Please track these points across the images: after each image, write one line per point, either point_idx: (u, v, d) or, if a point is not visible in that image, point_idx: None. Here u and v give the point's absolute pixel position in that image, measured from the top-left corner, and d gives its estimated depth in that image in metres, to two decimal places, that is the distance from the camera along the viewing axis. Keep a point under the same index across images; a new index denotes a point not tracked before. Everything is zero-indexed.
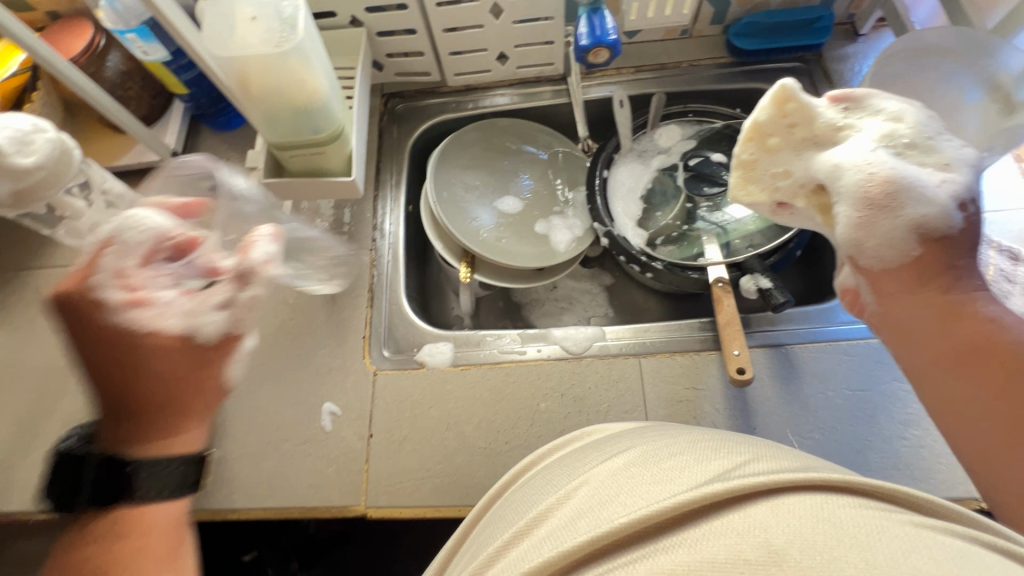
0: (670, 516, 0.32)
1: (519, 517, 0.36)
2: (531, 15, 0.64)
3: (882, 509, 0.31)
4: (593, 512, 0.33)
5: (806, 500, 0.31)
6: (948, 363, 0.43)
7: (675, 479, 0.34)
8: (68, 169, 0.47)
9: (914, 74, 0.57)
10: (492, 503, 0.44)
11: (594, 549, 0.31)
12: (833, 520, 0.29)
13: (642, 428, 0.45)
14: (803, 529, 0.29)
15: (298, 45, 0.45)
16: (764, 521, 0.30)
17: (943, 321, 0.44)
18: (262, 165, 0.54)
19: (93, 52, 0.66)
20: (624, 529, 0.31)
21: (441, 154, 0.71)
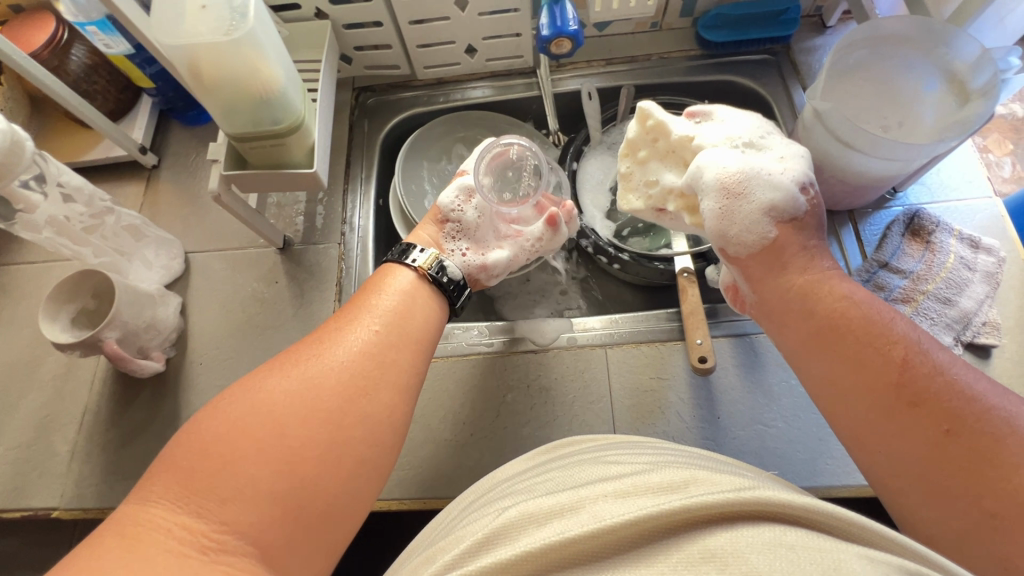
0: (629, 535, 0.33)
1: (473, 526, 0.37)
2: (497, 6, 0.64)
3: (841, 544, 0.30)
4: (557, 525, 0.34)
5: (765, 535, 0.31)
6: (813, 342, 0.46)
7: (638, 496, 0.35)
8: (20, 160, 0.46)
9: (875, 63, 0.58)
10: (456, 509, 0.45)
11: (551, 561, 0.33)
12: (788, 555, 0.29)
13: (620, 440, 0.45)
14: (758, 571, 0.29)
15: (250, 33, 0.45)
16: (722, 555, 0.31)
17: (781, 304, 0.48)
18: (222, 158, 0.54)
19: (56, 45, 0.65)
20: (581, 544, 0.33)
21: (410, 146, 0.73)
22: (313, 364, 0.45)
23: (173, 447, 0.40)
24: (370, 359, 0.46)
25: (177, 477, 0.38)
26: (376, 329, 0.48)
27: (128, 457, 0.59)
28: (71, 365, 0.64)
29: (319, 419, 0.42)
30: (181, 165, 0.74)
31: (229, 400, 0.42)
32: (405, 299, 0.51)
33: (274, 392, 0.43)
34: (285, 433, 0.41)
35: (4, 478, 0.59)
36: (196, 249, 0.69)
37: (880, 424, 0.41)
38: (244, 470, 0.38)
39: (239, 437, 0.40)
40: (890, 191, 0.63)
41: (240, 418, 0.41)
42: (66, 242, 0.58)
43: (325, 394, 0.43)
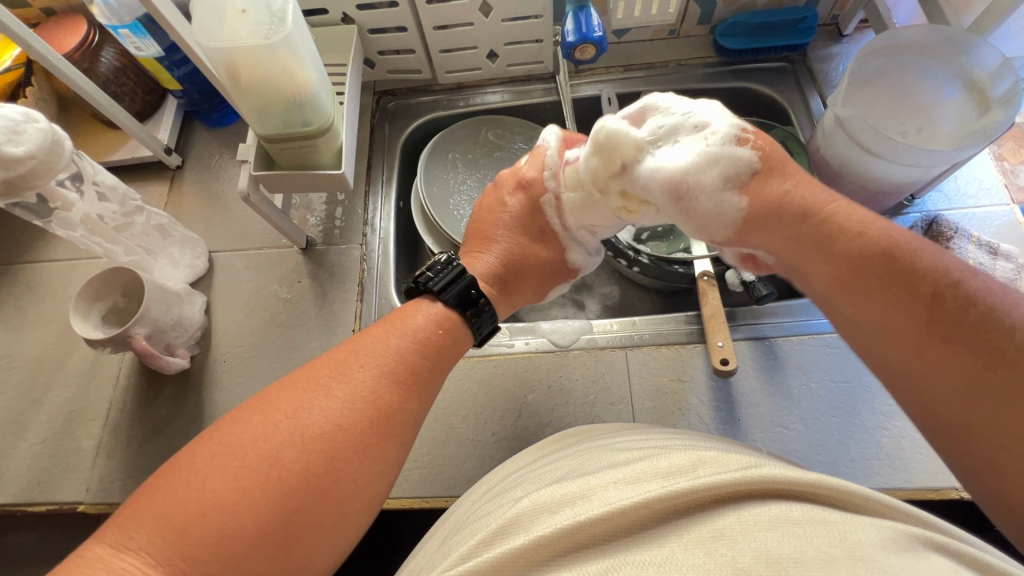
0: (640, 517, 0.34)
1: (492, 516, 0.37)
2: (520, 13, 0.65)
3: (850, 517, 0.32)
4: (569, 511, 0.34)
5: (774, 512, 0.32)
6: (837, 271, 0.41)
7: (647, 480, 0.36)
8: (59, 159, 0.47)
9: (893, 71, 0.60)
10: (466, 505, 0.44)
11: (564, 546, 0.33)
12: (795, 529, 0.31)
13: (624, 429, 0.46)
14: (768, 545, 0.30)
15: (287, 37, 0.46)
16: (732, 533, 0.31)
17: (796, 229, 0.44)
18: (252, 159, 0.54)
19: (87, 48, 0.67)
20: (593, 528, 0.33)
21: (431, 149, 0.73)
22: (321, 406, 0.40)
23: (160, 481, 0.36)
24: (383, 411, 0.42)
25: (156, 521, 0.34)
26: (394, 379, 0.44)
27: (152, 453, 0.60)
28: (97, 362, 0.64)
29: (318, 475, 0.37)
30: (205, 166, 0.75)
31: (227, 433, 0.38)
32: (428, 343, 0.47)
33: (275, 438, 0.38)
34: (279, 488, 0.36)
35: (30, 473, 0.60)
36: (220, 249, 0.70)
37: (924, 351, 0.37)
38: (232, 525, 0.34)
39: (230, 489, 0.35)
40: (908, 197, 0.63)
41: (242, 466, 0.36)
42: (97, 240, 0.59)
43: (331, 448, 0.39)
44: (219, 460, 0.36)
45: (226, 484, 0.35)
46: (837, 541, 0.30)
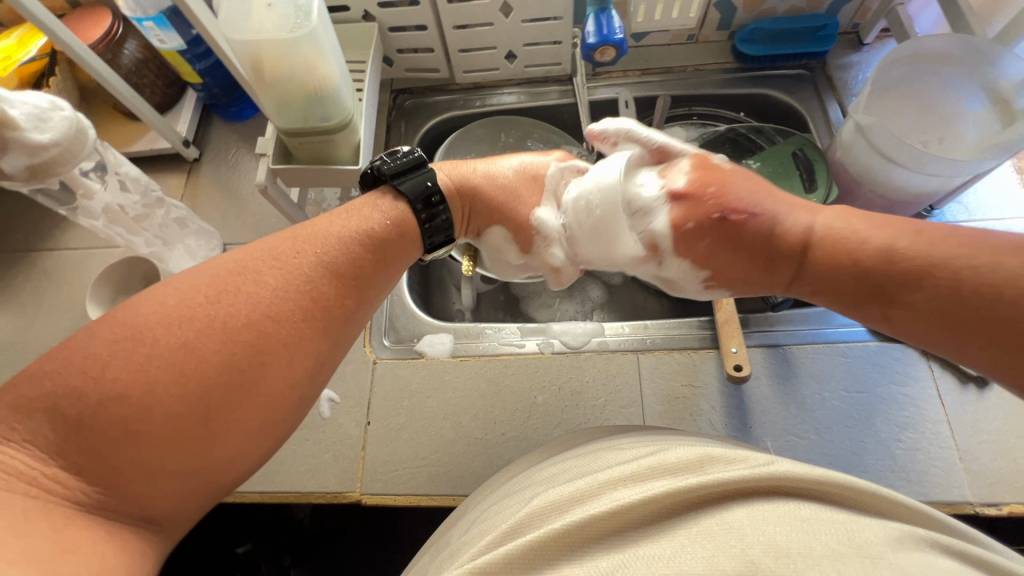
0: (647, 512, 0.34)
1: (505, 515, 0.37)
2: (540, 14, 0.65)
3: (855, 516, 0.33)
4: (578, 509, 0.35)
5: (780, 510, 0.33)
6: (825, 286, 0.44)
7: (656, 478, 0.36)
8: (83, 148, 0.47)
9: (915, 80, 0.59)
10: (479, 503, 0.45)
11: (575, 541, 0.33)
12: (804, 527, 0.31)
13: (633, 429, 0.46)
14: (777, 540, 0.31)
15: (311, 32, 0.47)
16: (740, 526, 0.32)
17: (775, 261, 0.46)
18: (271, 152, 0.54)
19: (110, 40, 0.67)
20: (602, 523, 0.34)
21: (448, 148, 0.74)
22: (266, 280, 0.40)
23: (46, 366, 0.34)
24: (319, 304, 0.41)
25: (52, 420, 0.33)
26: (333, 275, 0.43)
27: None
28: None
29: (238, 365, 0.37)
30: (222, 160, 0.75)
31: (144, 312, 0.37)
32: (375, 240, 0.46)
33: (193, 327, 0.37)
34: (209, 376, 0.36)
35: None
36: (234, 242, 0.70)
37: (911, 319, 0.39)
38: (140, 413, 0.34)
39: (139, 379, 0.34)
40: (927, 208, 0.62)
41: (151, 352, 0.35)
42: (118, 231, 0.60)
43: (260, 340, 0.38)
44: (122, 341, 0.35)
45: (139, 364, 0.34)
46: (846, 541, 0.30)
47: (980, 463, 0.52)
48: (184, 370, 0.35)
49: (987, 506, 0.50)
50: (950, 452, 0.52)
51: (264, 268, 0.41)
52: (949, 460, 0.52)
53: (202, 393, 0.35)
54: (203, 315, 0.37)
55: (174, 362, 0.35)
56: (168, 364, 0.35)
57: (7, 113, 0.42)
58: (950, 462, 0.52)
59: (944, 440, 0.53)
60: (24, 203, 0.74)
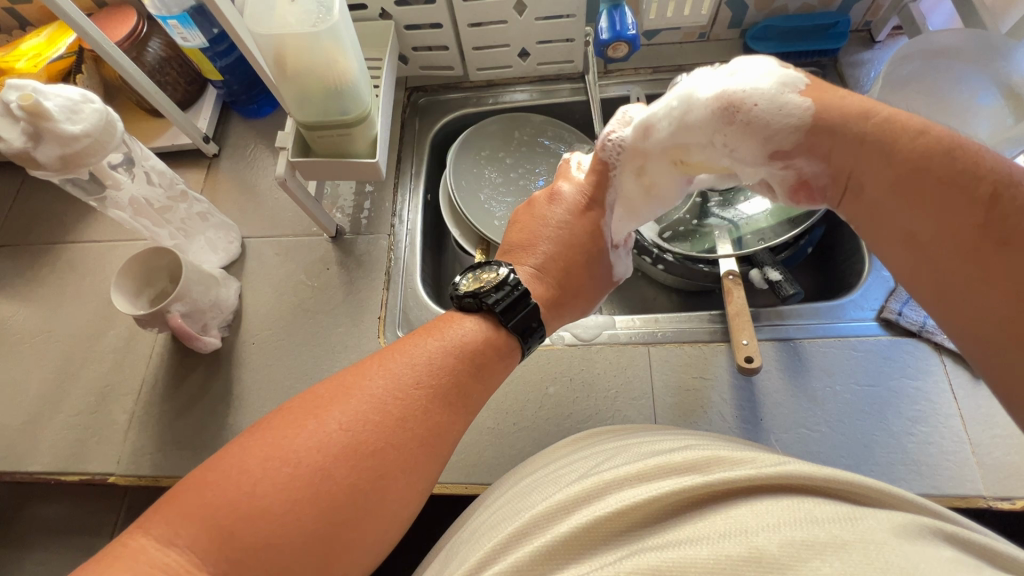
0: (655, 511, 0.35)
1: (517, 513, 0.38)
2: (553, 11, 0.66)
3: (862, 508, 0.33)
4: (586, 509, 0.36)
5: (785, 503, 0.34)
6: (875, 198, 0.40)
7: (663, 477, 0.37)
8: (112, 139, 0.49)
9: (928, 75, 0.59)
10: (490, 498, 0.45)
11: (586, 541, 0.35)
12: (808, 518, 0.32)
13: (640, 427, 0.46)
14: (782, 530, 0.32)
15: (332, 27, 0.48)
16: (744, 520, 0.33)
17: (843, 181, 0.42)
18: (290, 145, 0.56)
19: (136, 39, 0.70)
20: (611, 522, 0.35)
21: (461, 146, 0.74)
22: (347, 406, 0.38)
23: (199, 482, 0.34)
24: (436, 432, 0.40)
25: (197, 525, 0.32)
26: (445, 399, 0.41)
27: (182, 428, 0.61)
28: (131, 339, 0.67)
29: (364, 492, 0.36)
30: (240, 155, 0.77)
31: (273, 426, 0.37)
32: (484, 354, 0.45)
33: (332, 448, 0.36)
34: (347, 497, 0.36)
35: (66, 443, 0.62)
36: (253, 235, 0.71)
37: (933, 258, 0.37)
38: (278, 532, 0.33)
39: (280, 497, 0.34)
40: None
41: (292, 464, 0.35)
42: (143, 223, 0.62)
43: (384, 468, 0.37)
44: (244, 456, 0.35)
45: (273, 487, 0.34)
46: (851, 529, 0.31)
47: (994, 457, 0.52)
48: (312, 495, 0.34)
49: (1000, 500, 0.50)
50: (963, 446, 0.52)
51: (370, 376, 0.40)
52: (962, 455, 0.52)
53: (329, 513, 0.35)
54: (320, 435, 0.36)
55: (308, 484, 0.35)
56: (303, 488, 0.34)
57: (42, 105, 0.44)
58: (963, 456, 0.52)
59: (956, 434, 0.53)
60: (50, 197, 0.76)
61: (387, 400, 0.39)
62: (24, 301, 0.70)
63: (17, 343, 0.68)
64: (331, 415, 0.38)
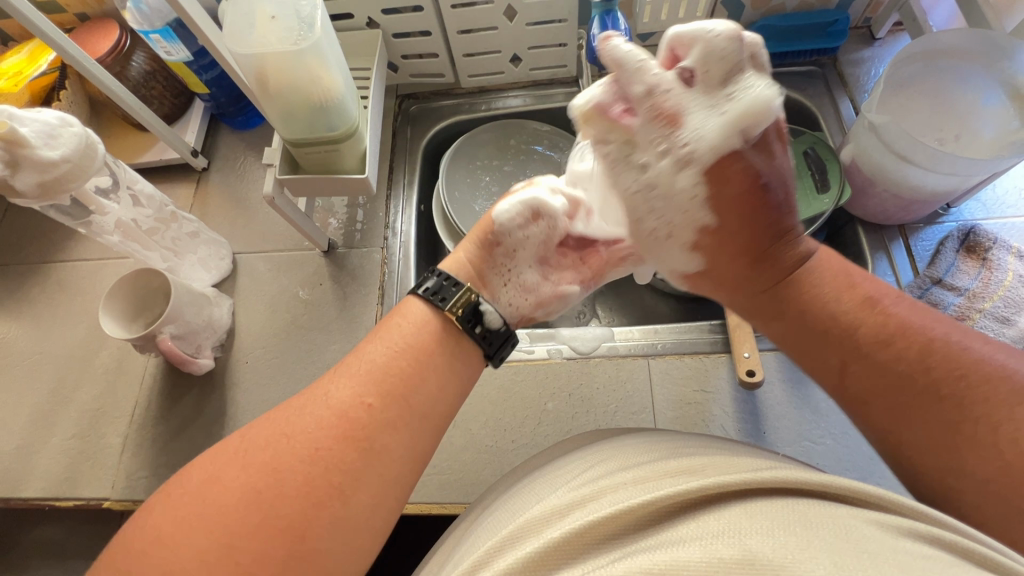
0: (647, 514, 0.34)
1: (504, 523, 0.37)
2: (545, 16, 0.65)
3: (843, 512, 0.32)
4: (578, 513, 0.35)
5: (778, 504, 0.33)
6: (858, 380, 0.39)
7: (658, 480, 0.36)
8: (94, 163, 0.47)
9: (929, 76, 0.58)
10: (474, 511, 0.44)
11: (574, 549, 0.33)
12: (802, 521, 0.31)
13: (631, 430, 0.45)
14: (776, 533, 0.31)
15: (316, 43, 0.47)
16: (738, 522, 0.32)
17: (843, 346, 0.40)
18: (277, 163, 0.54)
19: (119, 52, 0.68)
20: (601, 529, 0.34)
21: (453, 154, 0.73)
22: (256, 433, 0.38)
23: (131, 531, 0.35)
24: (339, 417, 0.38)
25: (121, 563, 0.34)
26: (361, 380, 0.40)
27: (177, 451, 0.60)
28: (123, 361, 0.66)
29: (261, 494, 0.35)
30: (230, 168, 0.76)
31: (190, 471, 0.37)
32: (402, 342, 0.43)
33: (227, 457, 0.37)
34: (245, 511, 0.34)
35: (59, 468, 0.61)
36: (244, 251, 0.70)
37: (869, 399, 0.39)
38: (176, 556, 0.33)
39: (174, 518, 0.34)
40: (943, 206, 0.61)
41: (185, 492, 0.36)
42: (133, 246, 0.60)
43: (280, 463, 0.36)
44: (158, 501, 0.36)
45: (175, 519, 0.34)
46: (841, 532, 0.30)
47: None
48: (210, 514, 0.34)
49: None
50: None
51: (288, 399, 0.41)
52: None
53: (228, 533, 0.33)
54: (223, 465, 0.37)
55: (203, 506, 0.34)
56: (203, 509, 0.34)
57: (17, 132, 0.42)
58: None
59: None
60: (38, 216, 0.75)
61: (291, 406, 0.40)
62: (14, 323, 0.69)
63: (7, 367, 0.67)
64: (231, 442, 0.39)
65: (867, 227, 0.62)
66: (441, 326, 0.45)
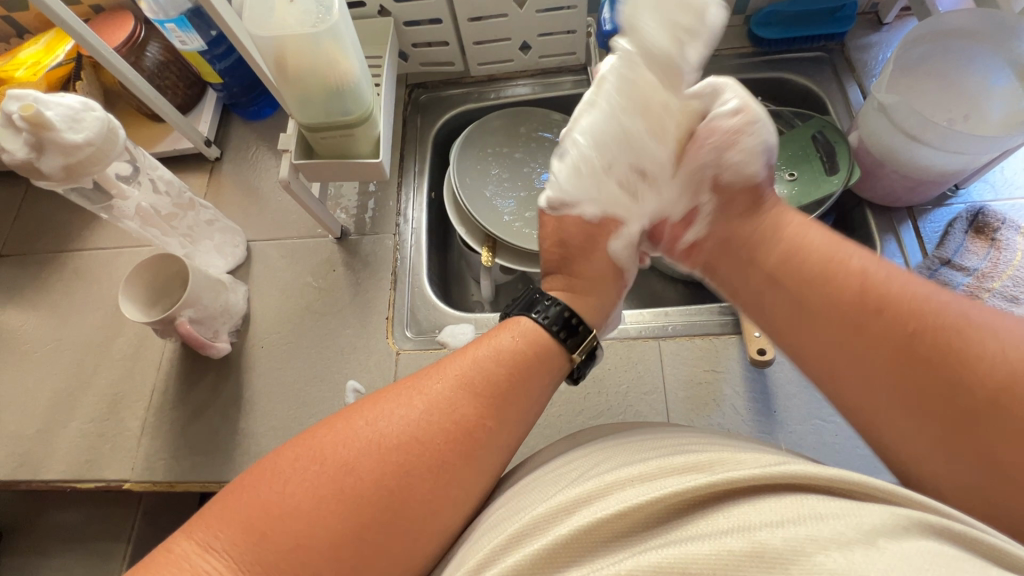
0: (656, 511, 0.35)
1: (514, 515, 0.38)
2: (554, 3, 0.65)
3: (864, 504, 0.33)
4: (585, 511, 0.35)
5: (789, 498, 0.33)
6: (825, 338, 0.41)
7: (664, 477, 0.36)
8: (116, 147, 0.48)
9: (938, 58, 0.59)
10: (483, 501, 0.45)
11: (585, 546, 0.34)
12: (813, 515, 0.32)
13: (633, 425, 0.45)
14: (787, 528, 0.31)
15: (332, 27, 0.48)
16: (746, 520, 0.32)
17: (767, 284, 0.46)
18: (292, 147, 0.55)
19: (134, 43, 0.70)
20: (609, 527, 0.34)
21: (464, 141, 0.73)
22: (385, 424, 0.40)
23: (240, 496, 0.36)
24: (459, 430, 0.40)
25: (238, 524, 0.35)
26: (476, 393, 0.42)
27: (195, 433, 0.61)
28: (141, 346, 0.67)
29: (391, 491, 0.37)
30: (243, 158, 0.76)
31: (317, 442, 0.39)
32: (507, 353, 0.45)
33: (356, 444, 0.38)
34: (379, 505, 0.36)
35: (79, 450, 0.62)
36: (258, 239, 0.71)
37: (840, 351, 0.40)
38: (310, 532, 0.35)
39: (307, 493, 0.36)
40: (952, 188, 0.62)
41: (320, 470, 0.37)
42: (152, 232, 0.61)
43: (407, 464, 0.38)
44: (275, 470, 0.37)
45: (309, 490, 0.36)
46: (853, 524, 0.31)
47: None
48: (347, 498, 0.36)
49: None
50: None
51: (398, 387, 0.43)
52: None
53: (365, 523, 0.36)
54: (356, 449, 0.38)
55: (340, 489, 0.36)
56: (336, 489, 0.36)
57: (43, 114, 0.43)
58: None
59: None
60: (54, 206, 0.76)
61: (396, 403, 0.41)
62: (32, 311, 0.70)
63: (27, 353, 0.68)
64: (354, 422, 0.40)
65: (875, 210, 0.63)
66: (547, 342, 0.47)
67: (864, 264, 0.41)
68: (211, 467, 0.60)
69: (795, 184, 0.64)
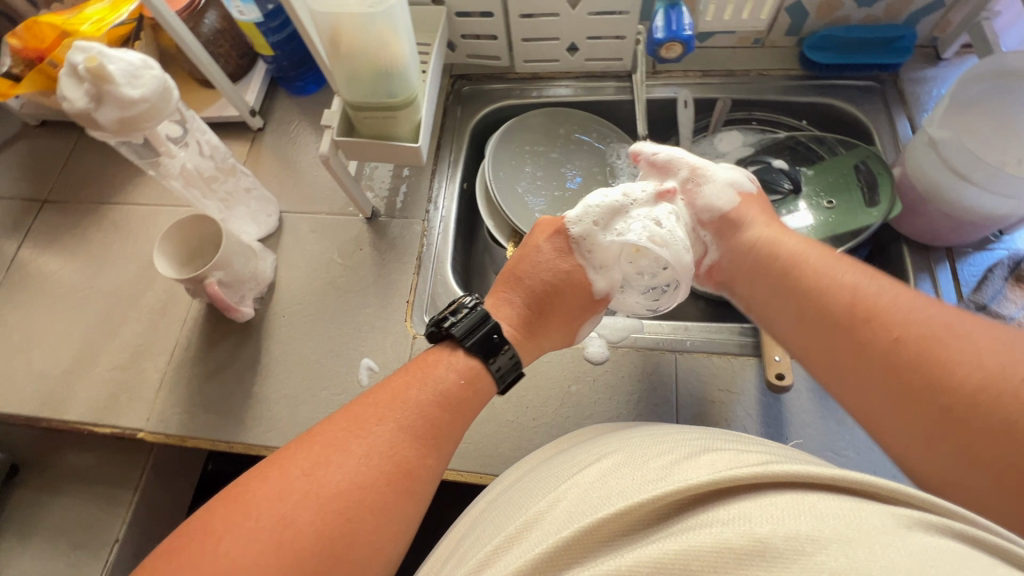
0: (657, 509, 0.35)
1: (512, 516, 0.38)
2: (607, 7, 0.65)
3: (870, 504, 0.32)
4: (587, 508, 0.35)
5: (791, 496, 0.33)
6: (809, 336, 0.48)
7: (665, 473, 0.36)
8: (169, 107, 0.50)
9: (994, 99, 0.58)
10: (487, 497, 0.45)
11: (588, 545, 0.34)
12: (812, 512, 0.31)
13: (638, 426, 0.46)
14: (786, 522, 0.31)
15: (389, 9, 0.48)
16: (749, 513, 0.32)
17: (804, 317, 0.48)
18: (336, 124, 0.56)
19: (194, 9, 0.71)
20: (617, 521, 0.34)
21: (503, 135, 0.74)
22: (325, 468, 0.41)
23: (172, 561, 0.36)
24: (401, 470, 0.43)
25: None
26: (414, 435, 0.45)
27: (210, 392, 0.63)
28: (168, 302, 0.69)
29: (333, 537, 0.39)
30: (284, 131, 0.78)
31: (251, 494, 0.39)
32: (449, 398, 0.48)
33: (292, 496, 0.39)
34: (321, 548, 0.38)
35: (100, 395, 0.64)
36: (290, 211, 0.73)
37: (874, 416, 0.43)
38: None
39: (244, 554, 0.36)
40: (995, 233, 0.60)
41: (253, 526, 0.37)
42: (193, 194, 0.63)
43: (348, 510, 0.40)
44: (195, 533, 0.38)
45: (239, 551, 0.36)
46: (853, 522, 0.30)
47: None
48: (284, 549, 0.37)
49: None
50: None
51: (334, 422, 0.45)
52: None
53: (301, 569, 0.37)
54: (294, 493, 0.39)
55: (277, 541, 0.37)
56: (271, 541, 0.37)
57: (105, 68, 0.45)
58: None
59: None
60: (101, 159, 0.79)
61: (323, 442, 0.43)
62: (69, 256, 0.73)
63: (61, 297, 0.70)
64: (288, 469, 0.41)
65: (913, 247, 0.61)
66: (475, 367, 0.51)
67: (849, 289, 0.47)
68: (223, 426, 0.61)
69: (832, 212, 0.63)
